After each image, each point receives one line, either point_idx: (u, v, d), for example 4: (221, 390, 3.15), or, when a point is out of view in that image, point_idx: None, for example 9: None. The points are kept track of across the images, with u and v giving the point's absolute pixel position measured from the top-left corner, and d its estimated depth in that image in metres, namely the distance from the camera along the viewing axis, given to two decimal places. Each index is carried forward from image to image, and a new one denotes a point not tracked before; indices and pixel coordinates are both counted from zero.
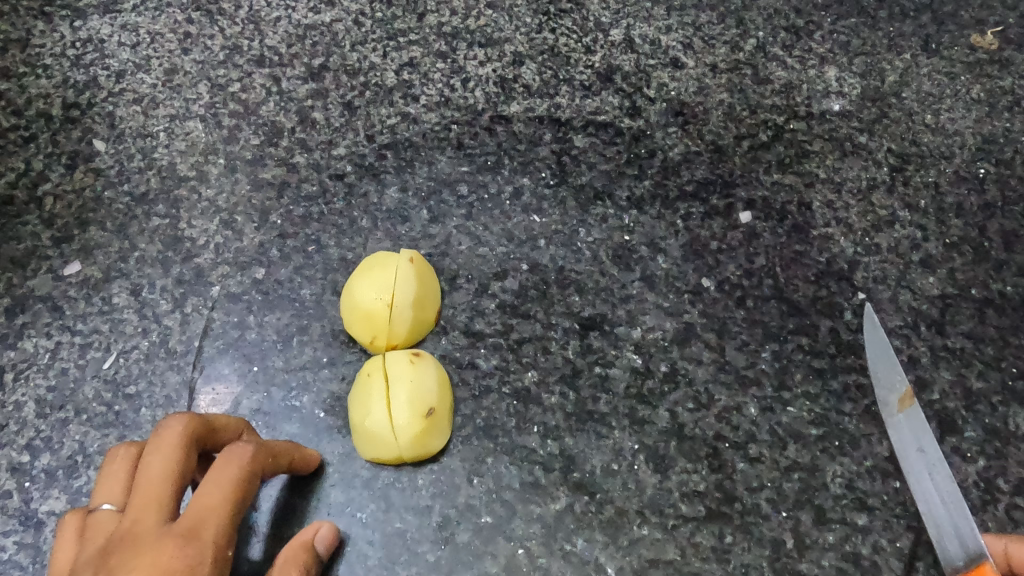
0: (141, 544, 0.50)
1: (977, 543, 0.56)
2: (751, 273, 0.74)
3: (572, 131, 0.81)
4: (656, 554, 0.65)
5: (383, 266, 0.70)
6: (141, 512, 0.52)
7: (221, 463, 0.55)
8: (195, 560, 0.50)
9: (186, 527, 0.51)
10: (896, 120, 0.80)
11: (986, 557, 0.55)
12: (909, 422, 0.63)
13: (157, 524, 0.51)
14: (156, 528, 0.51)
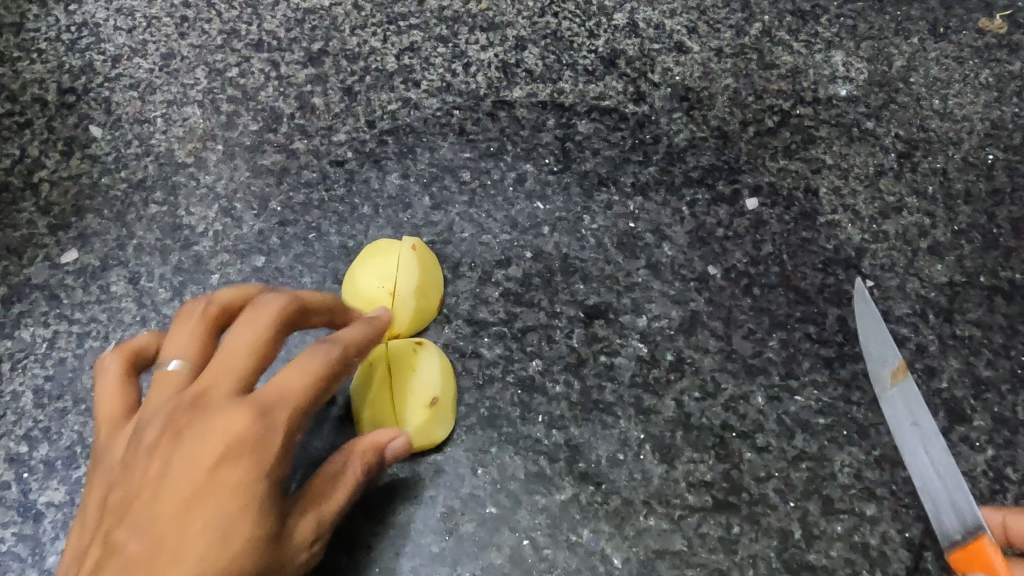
0: (200, 442, 0.49)
1: (976, 517, 0.57)
2: (758, 260, 0.73)
3: (575, 116, 0.79)
4: (663, 545, 0.64)
5: (385, 255, 0.69)
6: (220, 378, 0.52)
7: (293, 374, 0.53)
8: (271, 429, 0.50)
9: (248, 436, 0.49)
10: (904, 105, 0.79)
11: (984, 529, 0.56)
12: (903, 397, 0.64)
13: (222, 424, 0.50)
14: (219, 428, 0.49)
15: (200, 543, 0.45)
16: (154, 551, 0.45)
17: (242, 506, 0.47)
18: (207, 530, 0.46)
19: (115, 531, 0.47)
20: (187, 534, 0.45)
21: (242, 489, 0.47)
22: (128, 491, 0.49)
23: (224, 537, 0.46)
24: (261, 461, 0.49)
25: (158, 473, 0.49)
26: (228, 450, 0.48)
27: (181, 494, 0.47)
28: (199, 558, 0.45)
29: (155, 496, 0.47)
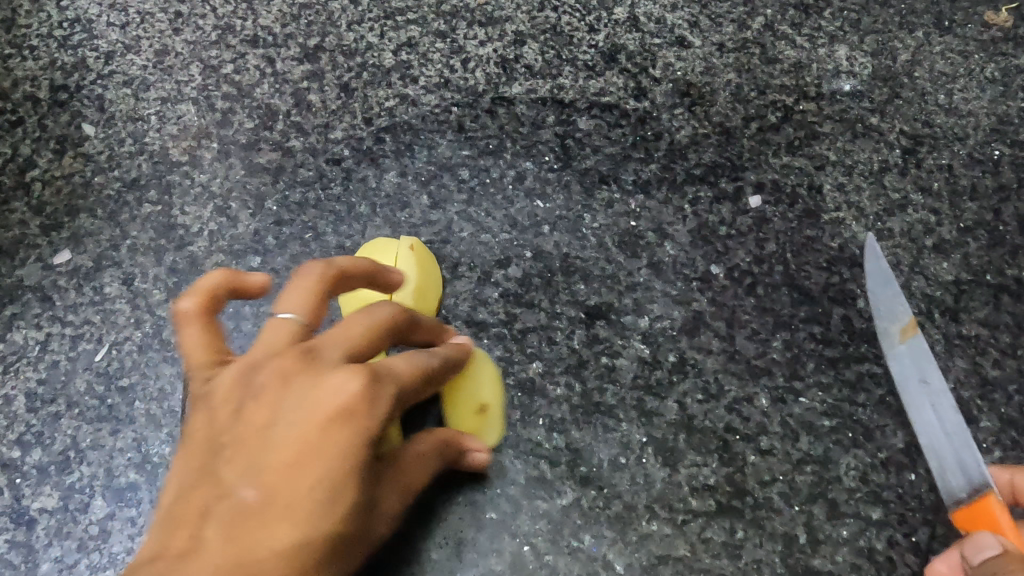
0: (310, 392, 0.44)
1: (982, 475, 0.54)
2: (761, 259, 0.72)
3: (575, 113, 0.78)
4: (666, 550, 0.63)
5: (381, 254, 0.67)
6: (333, 337, 0.48)
7: (403, 363, 0.50)
8: (380, 402, 0.46)
9: (359, 400, 0.44)
10: (908, 100, 0.77)
11: (990, 487, 0.54)
12: (910, 353, 0.61)
13: (338, 380, 0.45)
14: (332, 385, 0.44)
15: (309, 505, 0.42)
16: (263, 504, 0.42)
17: (349, 471, 0.43)
18: (315, 488, 0.42)
19: (218, 467, 0.43)
20: (297, 491, 0.42)
21: (348, 455, 0.44)
22: (228, 429, 0.44)
23: (332, 505, 0.43)
24: (370, 429, 0.44)
25: (263, 416, 0.44)
26: (341, 414, 0.44)
27: (288, 446, 0.43)
28: (307, 519, 0.42)
29: (262, 442, 0.43)
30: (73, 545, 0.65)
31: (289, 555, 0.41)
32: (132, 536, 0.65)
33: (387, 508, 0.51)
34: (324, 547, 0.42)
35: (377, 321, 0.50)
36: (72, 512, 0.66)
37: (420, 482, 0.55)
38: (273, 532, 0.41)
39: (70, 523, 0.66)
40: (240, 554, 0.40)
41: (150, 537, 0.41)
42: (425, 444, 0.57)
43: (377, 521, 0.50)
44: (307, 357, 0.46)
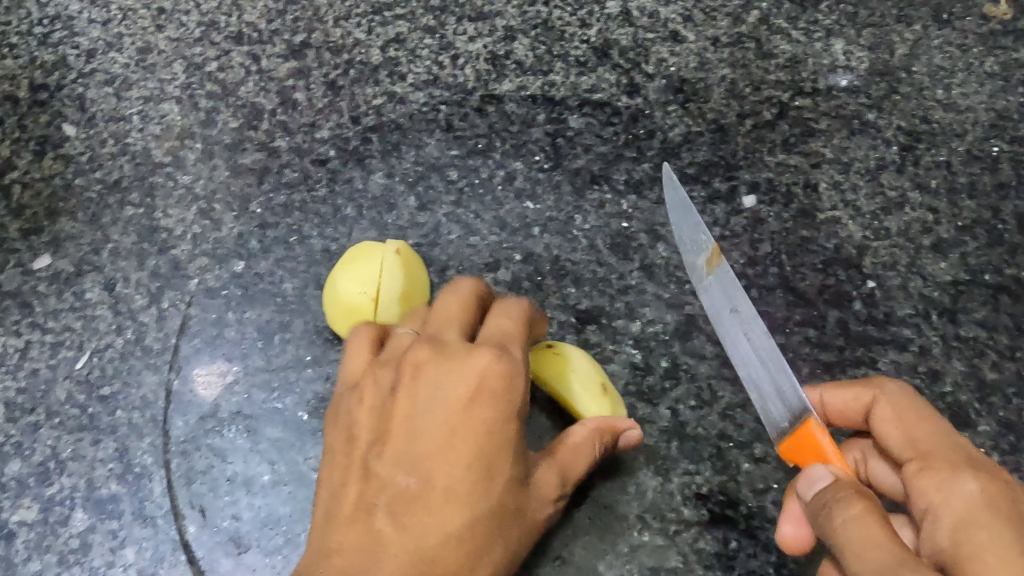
0: (443, 380, 0.49)
1: (799, 399, 0.50)
2: (755, 261, 0.71)
3: (567, 110, 0.77)
4: (658, 562, 0.60)
5: (366, 258, 0.65)
6: (445, 328, 0.53)
7: (503, 326, 0.53)
8: (511, 368, 0.50)
9: (491, 378, 0.49)
10: (906, 95, 0.76)
11: (808, 410, 0.50)
12: (719, 282, 0.59)
13: (467, 365, 0.49)
14: (464, 370, 0.49)
15: (466, 485, 0.47)
16: (425, 490, 0.47)
17: (498, 446, 0.48)
18: (470, 469, 0.47)
19: (376, 463, 0.49)
20: (452, 474, 0.47)
21: (495, 430, 0.48)
22: (380, 426, 0.50)
23: (487, 478, 0.47)
24: (510, 402, 0.49)
25: (404, 410, 0.49)
26: (478, 391, 0.48)
27: (435, 435, 0.48)
28: (466, 499, 0.47)
29: (409, 434, 0.49)
30: (53, 559, 0.64)
31: (461, 531, 0.46)
32: (112, 549, 0.64)
33: (546, 488, 0.52)
34: (490, 519, 0.47)
35: (467, 305, 0.54)
36: (52, 525, 0.65)
37: (578, 471, 0.54)
38: (442, 515, 0.46)
39: (50, 536, 0.65)
40: (416, 542, 0.46)
41: (327, 530, 0.48)
42: (579, 434, 0.55)
43: (540, 499, 0.51)
44: (431, 348, 0.51)
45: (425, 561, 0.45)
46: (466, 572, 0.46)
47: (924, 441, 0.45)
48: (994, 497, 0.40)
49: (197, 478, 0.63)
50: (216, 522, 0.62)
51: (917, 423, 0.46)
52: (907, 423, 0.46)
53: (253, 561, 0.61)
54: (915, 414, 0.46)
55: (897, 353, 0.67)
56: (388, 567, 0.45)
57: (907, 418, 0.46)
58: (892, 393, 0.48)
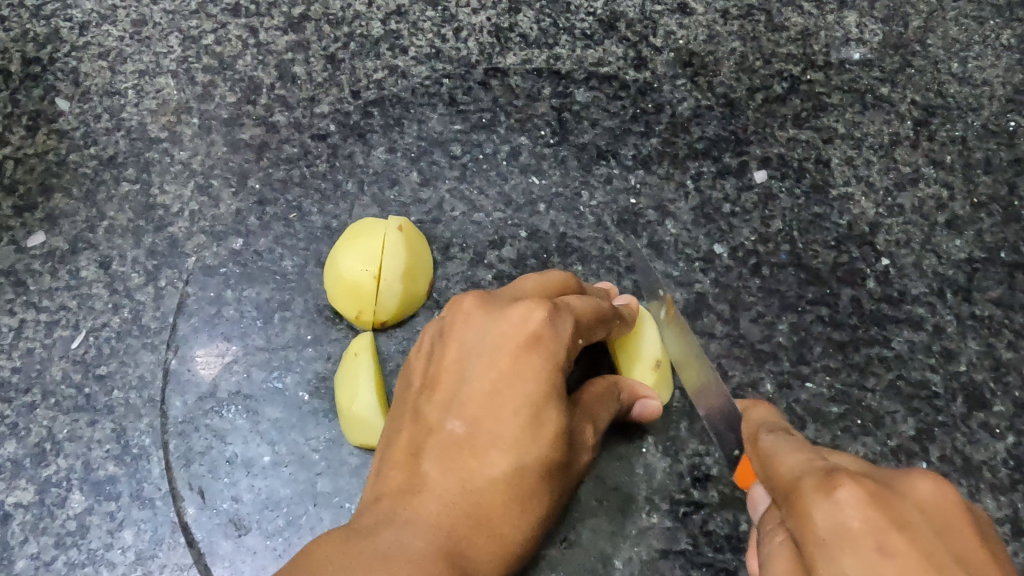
0: (494, 329, 0.49)
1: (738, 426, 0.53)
2: (767, 238, 0.69)
3: (573, 84, 0.74)
4: (667, 544, 0.58)
5: (368, 234, 0.63)
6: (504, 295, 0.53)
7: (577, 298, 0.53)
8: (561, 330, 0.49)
9: (545, 331, 0.49)
10: (920, 69, 0.74)
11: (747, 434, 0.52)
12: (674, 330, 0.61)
13: (518, 316, 0.49)
14: (513, 321, 0.49)
15: (512, 431, 0.47)
16: (472, 435, 0.47)
17: (545, 397, 0.47)
18: (517, 416, 0.47)
19: (426, 407, 0.49)
20: (499, 421, 0.47)
21: (541, 382, 0.47)
22: (432, 373, 0.51)
23: (534, 428, 0.47)
24: (556, 354, 0.48)
25: (455, 357, 0.50)
26: (527, 344, 0.48)
27: (483, 381, 0.48)
28: (512, 446, 0.47)
29: (458, 380, 0.49)
30: (50, 541, 0.63)
31: (505, 476, 0.47)
32: (111, 531, 0.63)
33: (582, 441, 0.53)
34: (534, 470, 0.47)
35: (547, 284, 0.56)
36: (49, 507, 0.64)
37: (603, 419, 0.55)
38: (486, 460, 0.47)
39: (47, 518, 0.64)
40: (459, 485, 0.46)
41: (378, 471, 0.49)
42: (597, 385, 0.56)
43: (580, 452, 0.53)
44: (484, 301, 0.51)
45: (467, 504, 0.46)
46: (505, 516, 0.47)
47: (788, 468, 0.39)
48: (837, 515, 0.32)
49: (197, 459, 0.62)
50: (216, 503, 0.61)
51: (789, 453, 0.40)
52: (773, 458, 0.41)
53: (255, 542, 0.59)
54: (790, 448, 0.41)
55: (911, 332, 0.66)
56: (433, 507, 0.45)
57: (777, 455, 0.41)
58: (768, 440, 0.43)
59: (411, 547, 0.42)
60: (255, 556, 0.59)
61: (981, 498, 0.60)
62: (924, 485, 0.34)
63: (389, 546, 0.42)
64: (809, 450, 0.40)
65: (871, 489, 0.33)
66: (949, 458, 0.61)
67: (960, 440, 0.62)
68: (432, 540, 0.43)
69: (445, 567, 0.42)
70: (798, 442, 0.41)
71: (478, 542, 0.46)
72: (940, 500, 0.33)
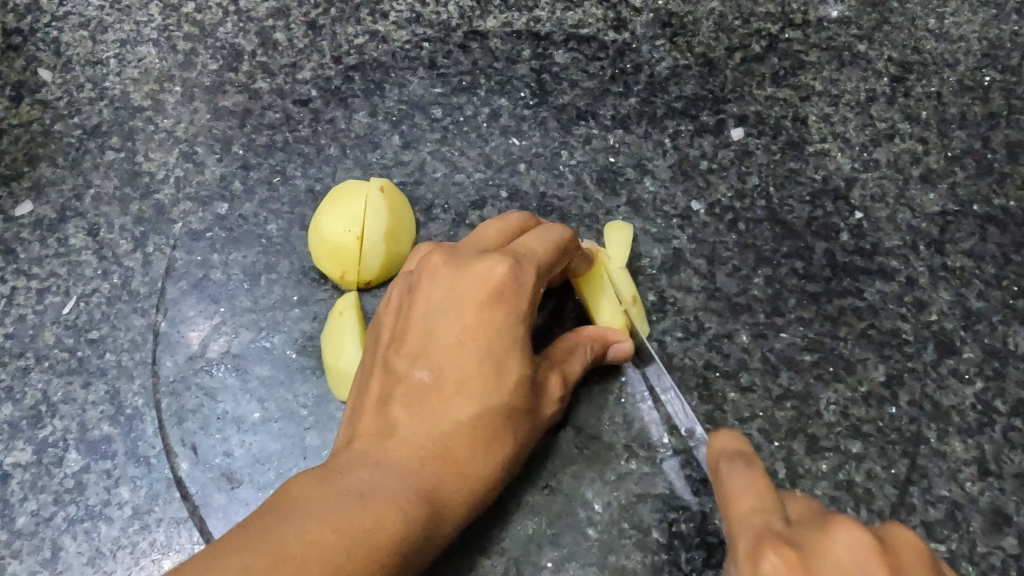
0: (458, 282, 0.51)
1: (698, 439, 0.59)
2: (743, 194, 0.70)
3: (552, 46, 0.75)
4: (645, 489, 0.59)
5: (352, 195, 0.64)
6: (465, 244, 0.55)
7: (535, 241, 0.54)
8: (521, 280, 0.51)
9: (507, 283, 0.50)
10: (897, 26, 0.75)
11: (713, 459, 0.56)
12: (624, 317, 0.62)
13: (480, 270, 0.50)
14: (477, 275, 0.50)
15: (478, 379, 0.49)
16: (440, 384, 0.49)
17: (510, 346, 0.50)
18: (480, 364, 0.49)
19: (394, 358, 0.51)
20: (466, 371, 0.49)
21: (506, 332, 0.50)
22: (400, 326, 0.52)
23: (497, 375, 0.49)
24: (518, 304, 0.50)
25: (421, 311, 0.51)
26: (489, 296, 0.50)
27: (449, 333, 0.50)
28: (479, 393, 0.49)
29: (426, 333, 0.50)
30: (49, 498, 0.66)
31: (471, 421, 0.49)
32: (107, 488, 0.66)
33: (549, 394, 0.54)
34: (500, 413, 0.49)
35: (508, 228, 0.57)
36: (47, 466, 0.67)
37: (573, 372, 0.57)
38: (453, 406, 0.48)
39: (45, 477, 0.67)
40: (428, 430, 0.48)
41: (351, 419, 0.50)
42: (569, 339, 0.59)
43: (548, 405, 0.54)
44: (447, 256, 0.53)
45: (436, 446, 0.48)
46: (474, 459, 0.49)
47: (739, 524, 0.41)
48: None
49: (188, 416, 0.64)
50: (208, 459, 0.62)
51: (746, 497, 0.43)
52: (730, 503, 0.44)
53: (246, 495, 0.61)
54: (746, 483, 0.44)
55: (883, 283, 0.67)
56: (404, 450, 0.47)
57: (732, 492, 0.44)
58: (731, 479, 0.45)
59: (383, 486, 0.45)
60: (248, 507, 0.60)
61: (949, 441, 0.62)
62: (839, 536, 0.36)
63: (364, 482, 0.45)
64: (766, 501, 0.42)
65: (792, 559, 0.36)
66: (918, 402, 0.63)
67: (929, 386, 0.64)
68: (405, 480, 0.46)
69: (417, 505, 0.45)
70: (755, 485, 0.44)
71: (448, 484, 0.48)
72: (855, 556, 0.35)
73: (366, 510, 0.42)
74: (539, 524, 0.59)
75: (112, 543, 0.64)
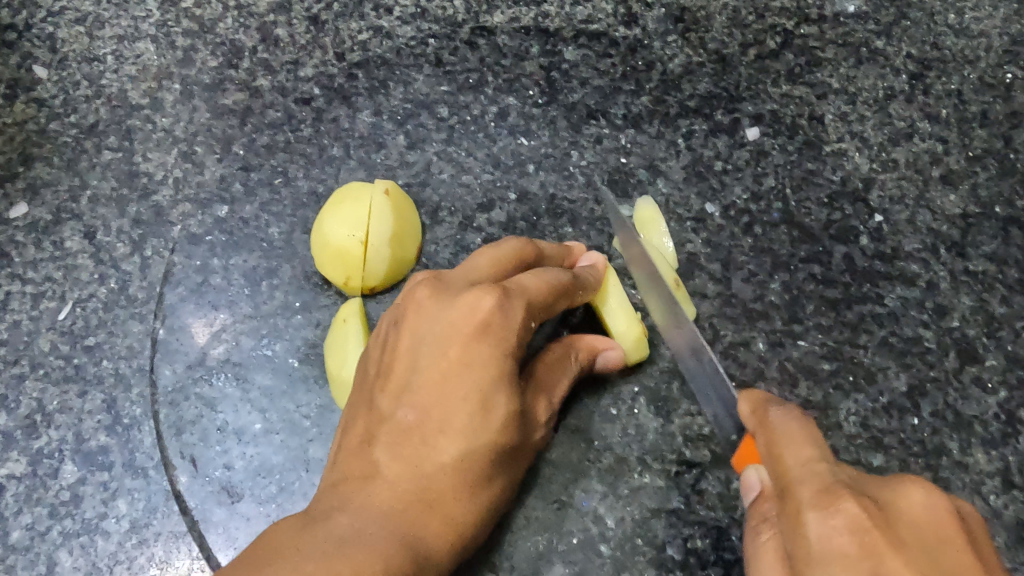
0: (444, 316, 0.49)
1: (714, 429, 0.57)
2: (759, 196, 0.68)
3: (562, 42, 0.73)
4: (659, 504, 0.58)
5: (355, 198, 0.62)
6: (456, 274, 0.53)
7: (531, 277, 0.52)
8: (510, 313, 0.49)
9: (494, 317, 0.48)
10: (916, 21, 0.73)
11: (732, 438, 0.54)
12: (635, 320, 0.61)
13: (467, 303, 0.48)
14: (463, 308, 0.48)
15: (462, 418, 0.47)
16: (423, 423, 0.47)
17: (495, 383, 0.47)
18: (465, 402, 0.47)
19: (380, 397, 0.49)
20: (450, 410, 0.47)
21: (492, 367, 0.47)
22: (386, 361, 0.50)
23: (483, 414, 0.47)
24: (506, 340, 0.48)
25: (406, 346, 0.49)
26: (475, 331, 0.48)
27: (433, 370, 0.48)
28: (462, 433, 0.47)
29: (410, 370, 0.49)
30: (45, 511, 0.64)
31: (454, 462, 0.47)
32: (105, 500, 0.64)
33: (534, 416, 0.54)
34: (484, 454, 0.48)
35: (501, 258, 0.55)
36: (42, 478, 0.65)
37: (560, 388, 0.56)
38: (437, 446, 0.47)
39: (41, 489, 0.65)
40: (411, 472, 0.46)
41: (335, 460, 0.49)
42: (557, 348, 0.57)
43: (535, 428, 0.53)
44: (435, 288, 0.51)
45: (418, 489, 0.46)
46: (456, 498, 0.47)
47: (798, 472, 0.41)
48: (833, 537, 0.36)
49: (188, 427, 0.62)
50: (207, 472, 0.60)
51: (798, 447, 0.42)
52: (779, 451, 0.43)
53: (249, 509, 0.59)
54: (797, 433, 0.43)
55: (904, 288, 0.65)
56: (388, 493, 0.46)
57: (782, 439, 0.43)
58: (776, 420, 0.44)
59: (366, 531, 0.43)
60: (249, 522, 0.59)
61: (972, 453, 0.60)
62: (916, 494, 0.37)
63: (346, 529, 0.43)
64: (823, 451, 0.42)
65: (869, 512, 0.36)
66: (940, 413, 0.61)
67: (951, 396, 0.62)
68: (387, 525, 0.44)
69: (400, 550, 0.43)
70: (811, 432, 0.43)
71: (431, 527, 0.46)
72: (933, 515, 0.37)
73: (349, 555, 0.40)
74: (550, 540, 0.57)
75: (109, 558, 0.63)
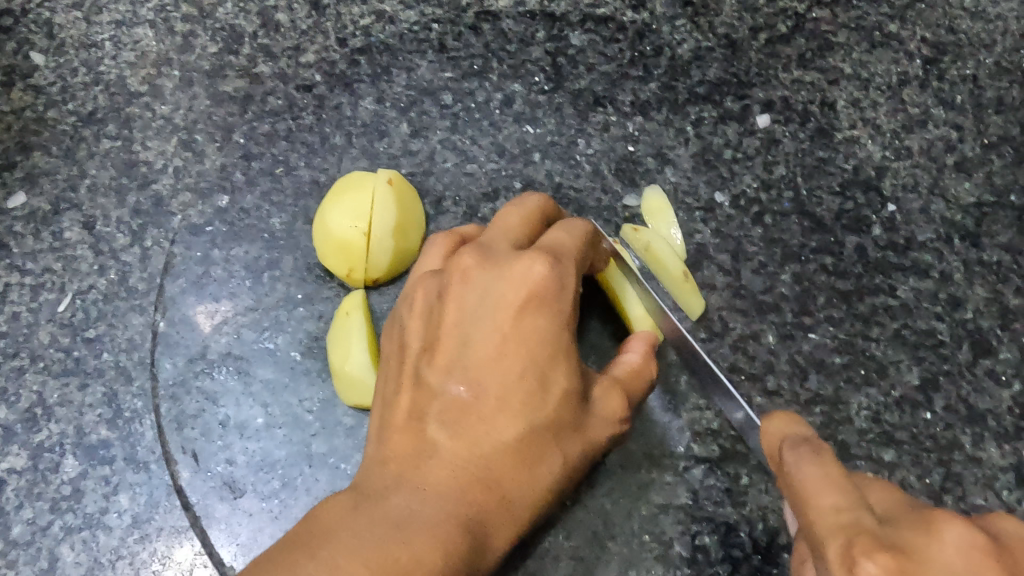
0: (496, 286, 0.48)
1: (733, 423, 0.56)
2: (769, 185, 0.67)
3: (568, 27, 0.71)
4: (667, 500, 0.57)
5: (357, 189, 0.61)
6: (493, 237, 0.52)
7: (566, 236, 0.51)
8: (560, 279, 0.48)
9: (547, 283, 0.47)
10: (931, 4, 0.71)
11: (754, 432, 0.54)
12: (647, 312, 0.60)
13: (519, 271, 0.47)
14: (517, 274, 0.47)
15: (519, 396, 0.46)
16: (479, 398, 0.46)
17: (552, 356, 0.47)
18: (522, 377, 0.46)
19: (426, 370, 0.47)
20: (506, 385, 0.46)
21: (547, 339, 0.47)
22: (430, 332, 0.48)
23: (540, 390, 0.46)
24: (561, 313, 0.48)
25: (454, 317, 0.48)
26: (529, 300, 0.47)
27: (486, 342, 0.47)
28: (521, 411, 0.45)
29: (461, 343, 0.47)
30: (46, 506, 0.64)
31: (514, 442, 0.45)
32: (106, 495, 0.64)
33: (614, 412, 0.50)
34: (545, 432, 0.46)
35: (530, 216, 0.54)
36: (43, 472, 0.65)
37: (638, 392, 0.52)
38: (495, 424, 0.45)
39: (42, 483, 0.65)
40: (469, 450, 0.45)
41: (379, 435, 0.47)
42: (635, 353, 0.53)
43: (612, 425, 0.50)
44: (479, 254, 0.50)
45: (476, 468, 0.45)
46: (519, 483, 0.46)
47: (821, 524, 0.36)
48: None
49: (189, 422, 0.61)
50: (209, 467, 0.60)
51: (822, 495, 0.37)
52: (805, 502, 0.38)
53: (252, 505, 0.59)
54: (818, 472, 0.38)
55: (918, 280, 0.64)
56: (443, 473, 0.44)
57: (806, 488, 0.38)
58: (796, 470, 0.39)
59: (421, 516, 0.42)
60: (251, 519, 0.58)
61: (985, 447, 0.59)
62: (949, 537, 0.33)
63: (400, 513, 0.42)
64: (851, 497, 0.37)
65: (899, 563, 0.31)
66: (953, 407, 0.60)
67: (964, 389, 0.61)
68: (444, 508, 0.43)
69: (458, 536, 0.42)
70: (833, 477, 0.38)
71: (491, 507, 0.45)
72: (968, 558, 0.32)
73: (404, 544, 0.40)
74: (556, 537, 0.56)
75: (112, 553, 0.63)
